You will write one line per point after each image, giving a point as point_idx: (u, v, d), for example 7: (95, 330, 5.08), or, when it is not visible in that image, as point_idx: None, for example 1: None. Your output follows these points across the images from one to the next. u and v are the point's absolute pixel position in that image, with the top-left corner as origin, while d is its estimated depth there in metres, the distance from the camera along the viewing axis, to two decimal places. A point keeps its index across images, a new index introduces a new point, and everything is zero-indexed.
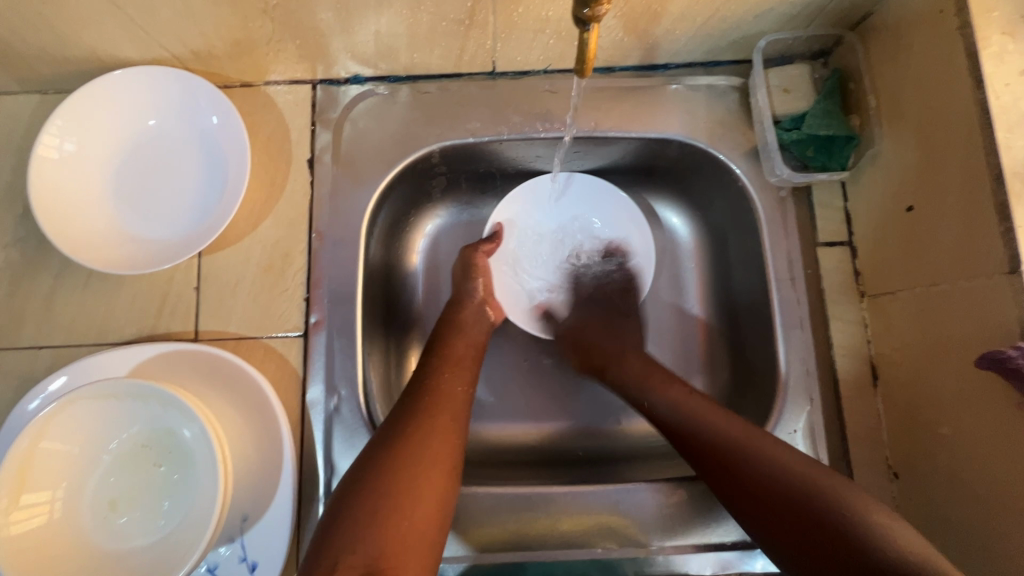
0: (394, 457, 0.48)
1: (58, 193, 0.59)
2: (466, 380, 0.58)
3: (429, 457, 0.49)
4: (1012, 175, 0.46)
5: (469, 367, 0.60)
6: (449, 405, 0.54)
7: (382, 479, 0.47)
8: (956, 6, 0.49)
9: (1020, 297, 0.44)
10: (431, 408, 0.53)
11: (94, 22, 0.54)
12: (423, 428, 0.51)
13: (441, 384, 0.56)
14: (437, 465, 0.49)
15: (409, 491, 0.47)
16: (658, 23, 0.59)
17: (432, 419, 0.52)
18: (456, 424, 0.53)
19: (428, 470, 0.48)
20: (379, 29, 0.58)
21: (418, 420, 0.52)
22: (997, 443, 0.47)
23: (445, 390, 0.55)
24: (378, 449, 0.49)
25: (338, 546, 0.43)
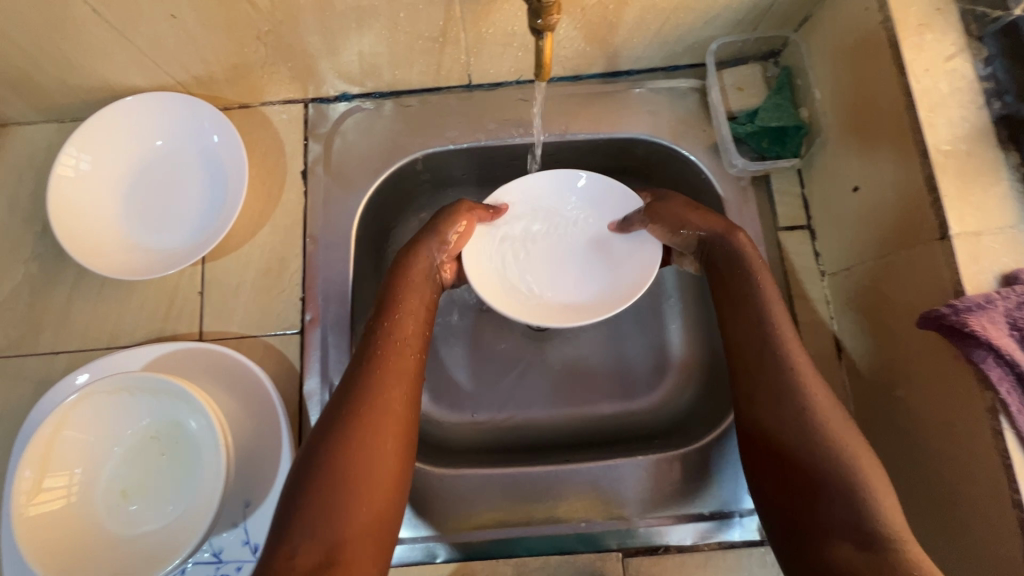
0: (344, 441, 0.47)
1: (75, 207, 0.64)
2: (419, 344, 0.56)
3: (384, 434, 0.49)
4: (936, 150, 0.50)
5: (419, 320, 0.57)
6: (400, 371, 0.53)
7: (331, 465, 0.46)
8: (879, 3, 0.54)
9: (951, 259, 0.48)
10: (382, 378, 0.51)
11: (108, 55, 0.60)
12: (377, 404, 0.50)
13: (397, 350, 0.54)
14: (391, 438, 0.49)
15: (357, 476, 0.46)
16: (617, 32, 0.64)
17: (385, 390, 0.51)
18: (410, 392, 0.52)
19: (382, 452, 0.48)
20: (362, 49, 0.64)
21: (370, 393, 0.50)
22: (944, 396, 0.50)
23: (399, 354, 0.54)
24: (327, 428, 0.48)
25: (291, 533, 0.43)
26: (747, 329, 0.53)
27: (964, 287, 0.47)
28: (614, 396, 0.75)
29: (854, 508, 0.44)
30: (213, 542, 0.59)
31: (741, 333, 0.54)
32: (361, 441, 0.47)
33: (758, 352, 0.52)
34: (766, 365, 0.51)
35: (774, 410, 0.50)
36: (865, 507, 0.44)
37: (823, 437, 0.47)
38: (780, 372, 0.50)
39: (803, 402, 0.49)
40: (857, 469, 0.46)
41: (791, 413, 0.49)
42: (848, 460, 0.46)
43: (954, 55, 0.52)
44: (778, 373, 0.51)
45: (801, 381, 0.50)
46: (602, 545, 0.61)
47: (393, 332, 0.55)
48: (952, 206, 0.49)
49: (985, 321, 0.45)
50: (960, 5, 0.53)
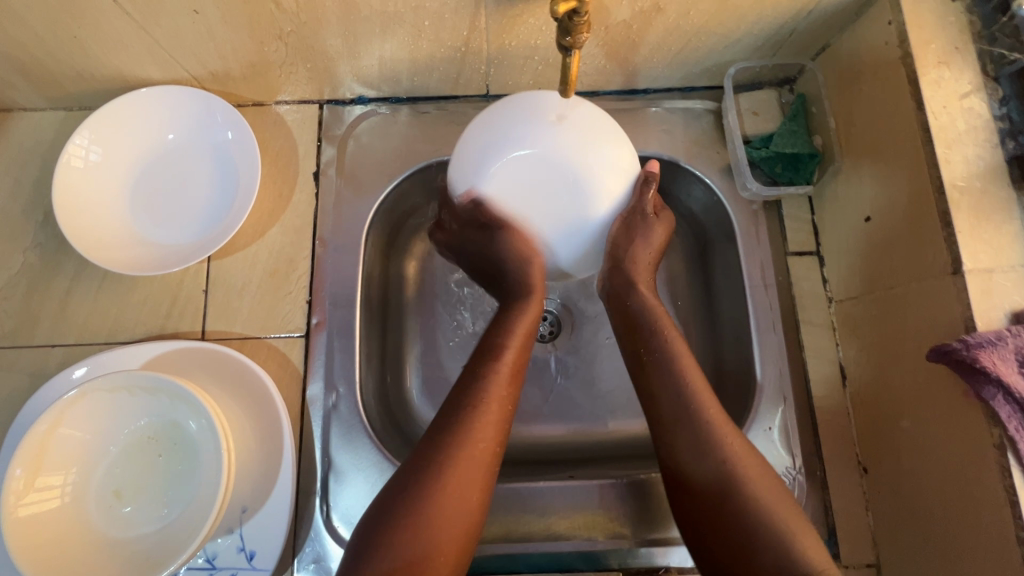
0: (429, 495, 0.48)
1: (80, 199, 0.63)
2: (511, 391, 0.56)
3: (463, 477, 0.50)
4: (952, 186, 0.51)
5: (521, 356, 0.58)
6: (492, 415, 0.53)
7: (414, 503, 0.48)
8: (899, 39, 0.55)
9: (962, 294, 0.49)
10: (477, 419, 0.52)
11: (124, 46, 0.60)
12: (465, 449, 0.51)
13: (488, 388, 0.55)
14: (473, 488, 0.50)
15: (440, 519, 0.48)
16: (637, 52, 0.65)
17: (472, 433, 0.52)
18: (496, 440, 0.53)
19: (461, 502, 0.49)
20: (383, 54, 0.64)
21: (463, 430, 0.51)
22: (948, 428, 0.51)
23: (490, 397, 0.54)
24: (415, 472, 0.50)
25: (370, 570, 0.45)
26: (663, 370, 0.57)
27: (975, 323, 0.48)
28: (618, 413, 0.74)
29: (768, 541, 0.47)
30: (207, 547, 0.58)
31: (665, 367, 0.57)
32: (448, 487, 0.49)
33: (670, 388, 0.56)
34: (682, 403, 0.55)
35: (695, 459, 0.52)
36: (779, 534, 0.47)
37: (742, 486, 0.50)
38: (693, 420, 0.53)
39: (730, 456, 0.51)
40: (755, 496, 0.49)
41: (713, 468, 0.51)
42: (760, 500, 0.49)
43: (970, 93, 0.53)
44: (695, 424, 0.53)
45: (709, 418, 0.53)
46: (603, 564, 0.61)
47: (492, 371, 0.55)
48: (965, 242, 0.50)
49: (995, 357, 0.45)
50: (978, 45, 0.54)
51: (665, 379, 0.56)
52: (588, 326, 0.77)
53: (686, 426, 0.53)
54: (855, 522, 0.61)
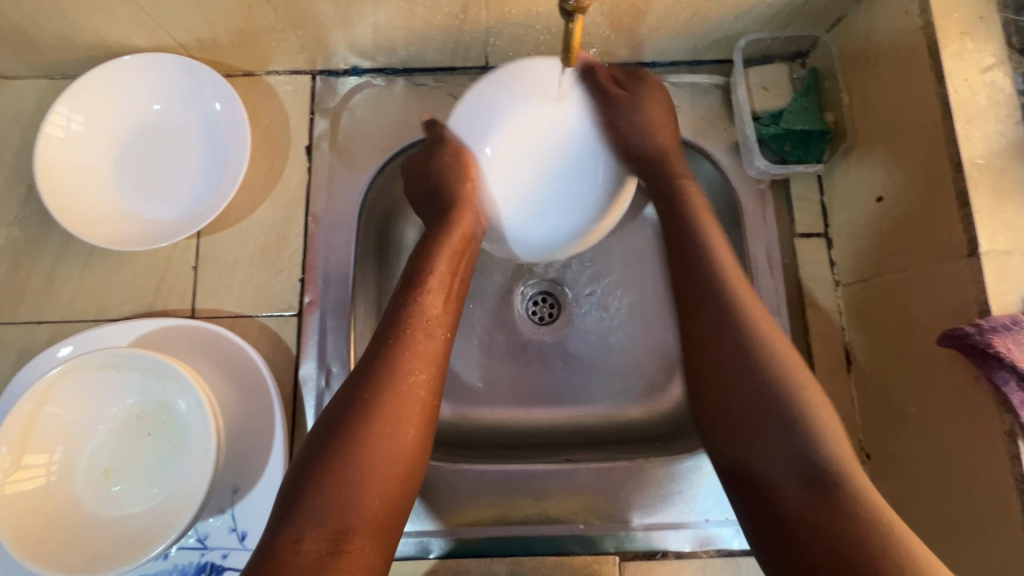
0: (351, 439, 0.46)
1: (63, 171, 0.61)
2: (447, 325, 0.54)
3: (400, 413, 0.48)
4: (971, 164, 0.49)
5: (451, 289, 0.57)
6: (425, 349, 0.51)
7: (342, 450, 0.45)
8: (920, 8, 0.52)
9: (978, 277, 0.47)
10: (406, 358, 0.50)
11: (104, 9, 0.57)
12: (393, 383, 0.48)
13: (420, 327, 0.52)
14: (411, 422, 0.48)
15: (371, 459, 0.45)
16: (644, 21, 0.62)
17: (401, 371, 0.49)
18: (432, 372, 0.51)
19: (399, 438, 0.47)
20: (377, 21, 0.61)
21: (387, 372, 0.49)
22: (956, 412, 0.50)
23: (423, 331, 0.52)
24: (341, 417, 0.47)
25: (299, 518, 0.42)
26: (724, 339, 0.51)
27: (989, 308, 0.46)
28: (616, 396, 0.72)
29: (845, 481, 0.43)
30: (199, 527, 0.57)
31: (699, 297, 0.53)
32: (377, 428, 0.46)
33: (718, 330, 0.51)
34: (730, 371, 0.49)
35: (736, 397, 0.48)
36: (815, 439, 0.45)
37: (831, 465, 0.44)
38: (740, 350, 0.49)
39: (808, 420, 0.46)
40: (814, 420, 0.46)
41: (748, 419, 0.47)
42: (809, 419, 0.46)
43: (992, 66, 0.50)
44: (749, 351, 0.49)
45: (773, 374, 0.48)
46: (600, 547, 0.60)
47: (421, 304, 0.54)
48: (982, 223, 0.48)
49: (1009, 342, 0.44)
50: (1003, 15, 0.51)
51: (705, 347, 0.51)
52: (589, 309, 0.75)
53: (740, 374, 0.49)
54: None
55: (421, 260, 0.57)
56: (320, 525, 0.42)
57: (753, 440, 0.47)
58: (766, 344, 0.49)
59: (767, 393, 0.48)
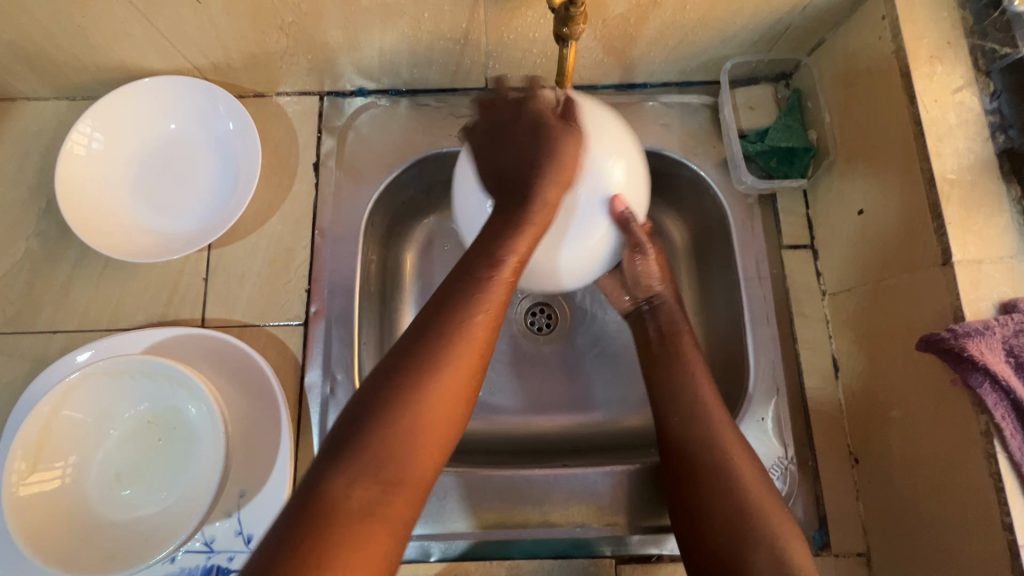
0: (404, 381, 0.45)
1: (82, 186, 0.64)
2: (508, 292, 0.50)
3: (453, 377, 0.46)
4: (943, 179, 0.52)
5: (533, 235, 0.52)
6: (485, 315, 0.48)
7: (405, 376, 0.45)
8: (892, 33, 0.56)
9: (952, 284, 0.50)
10: (469, 301, 0.48)
11: (127, 35, 0.60)
12: (451, 345, 0.46)
13: (482, 288, 0.49)
14: (468, 357, 0.47)
15: (422, 406, 0.44)
16: (635, 45, 0.65)
17: (458, 328, 0.47)
18: (486, 339, 0.48)
19: (457, 362, 0.46)
20: (383, 46, 0.64)
21: (445, 331, 0.47)
22: (936, 414, 0.52)
23: (507, 239, 0.51)
24: (402, 357, 0.46)
25: (350, 447, 0.42)
26: (681, 395, 0.59)
27: (963, 313, 0.49)
28: (612, 403, 0.74)
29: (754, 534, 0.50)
30: (205, 531, 0.59)
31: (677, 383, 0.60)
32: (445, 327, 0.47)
33: (683, 394, 0.59)
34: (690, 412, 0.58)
35: (696, 447, 0.56)
36: (777, 541, 0.49)
37: (754, 509, 0.51)
38: (705, 428, 0.56)
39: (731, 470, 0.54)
40: (750, 489, 0.52)
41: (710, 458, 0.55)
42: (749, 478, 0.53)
43: (961, 87, 0.54)
44: (706, 425, 0.57)
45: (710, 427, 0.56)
46: (598, 551, 0.62)
47: (492, 266, 0.50)
48: (955, 234, 0.50)
49: (982, 346, 0.46)
50: (970, 40, 0.55)
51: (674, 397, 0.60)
52: (586, 319, 0.78)
53: (704, 438, 0.56)
54: (846, 511, 0.61)
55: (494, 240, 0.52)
56: (371, 475, 0.42)
57: (716, 484, 0.53)
58: (716, 420, 0.57)
59: (717, 449, 0.55)
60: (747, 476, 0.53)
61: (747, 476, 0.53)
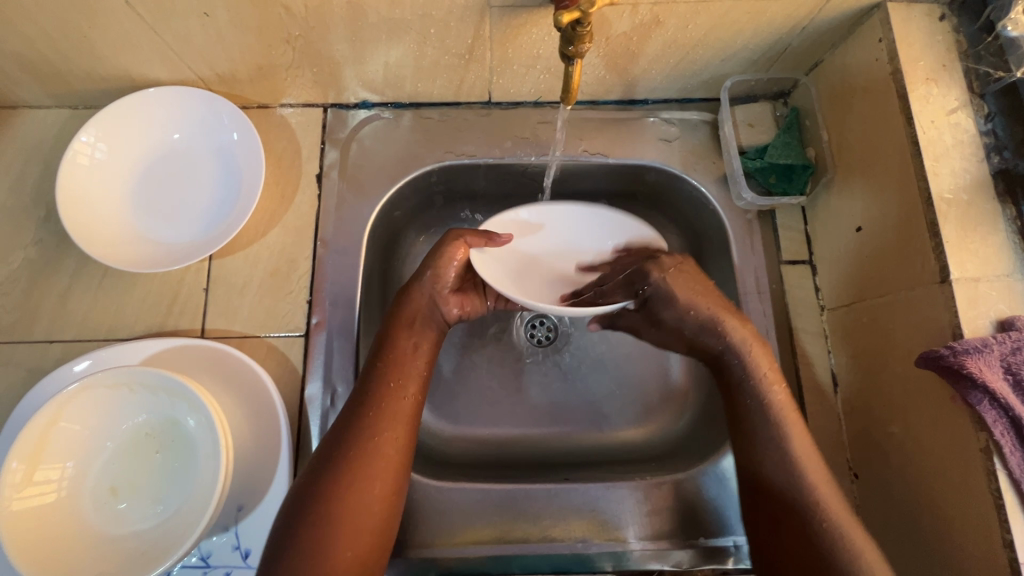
0: (331, 482, 0.50)
1: (83, 196, 0.63)
2: (420, 384, 0.58)
3: (378, 468, 0.52)
4: (940, 198, 0.53)
5: (426, 355, 0.59)
6: (395, 409, 0.55)
7: (331, 473, 0.50)
8: (889, 56, 0.57)
9: (950, 302, 0.50)
10: (377, 425, 0.53)
11: (133, 46, 0.60)
12: (368, 445, 0.52)
13: (393, 388, 0.55)
14: (382, 479, 0.52)
15: (358, 505, 0.50)
16: (637, 63, 0.66)
17: (375, 428, 0.53)
18: (405, 434, 0.55)
19: (371, 492, 0.51)
20: (388, 60, 0.65)
21: (363, 427, 0.53)
22: (936, 430, 0.52)
23: (404, 374, 0.57)
24: (327, 458, 0.51)
25: None
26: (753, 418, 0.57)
27: (962, 331, 0.49)
28: (611, 415, 0.74)
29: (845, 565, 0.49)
30: (202, 546, 0.58)
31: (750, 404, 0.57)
32: (358, 459, 0.51)
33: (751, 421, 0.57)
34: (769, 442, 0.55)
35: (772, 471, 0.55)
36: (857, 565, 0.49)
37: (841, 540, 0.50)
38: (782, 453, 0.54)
39: (815, 496, 0.53)
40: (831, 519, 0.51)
41: (781, 477, 0.54)
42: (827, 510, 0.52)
43: (956, 109, 0.55)
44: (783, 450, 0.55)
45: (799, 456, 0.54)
46: (598, 566, 0.61)
47: (392, 389, 0.55)
48: (952, 252, 0.51)
49: (981, 364, 0.47)
50: (964, 63, 0.56)
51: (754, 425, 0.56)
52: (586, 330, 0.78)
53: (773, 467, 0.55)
54: None
55: (392, 329, 0.59)
56: None
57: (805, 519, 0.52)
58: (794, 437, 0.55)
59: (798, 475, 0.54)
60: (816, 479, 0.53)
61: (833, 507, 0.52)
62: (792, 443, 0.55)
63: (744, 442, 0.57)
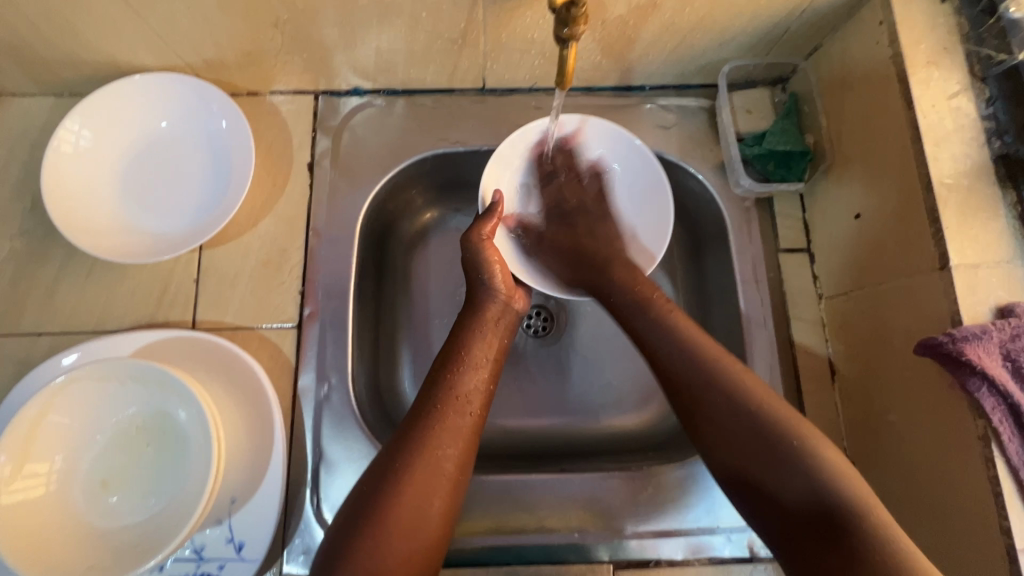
0: (390, 496, 0.49)
1: (69, 185, 0.62)
2: (484, 403, 0.55)
3: (437, 487, 0.50)
4: (940, 183, 0.52)
5: (490, 372, 0.58)
6: (457, 429, 0.53)
7: (389, 487, 0.49)
8: (889, 39, 0.56)
9: (950, 289, 0.50)
10: (436, 439, 0.51)
11: (117, 31, 0.59)
12: (426, 460, 0.50)
13: (455, 406, 0.53)
14: (440, 498, 0.50)
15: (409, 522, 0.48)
16: (633, 48, 0.65)
17: (435, 444, 0.51)
18: (466, 453, 0.53)
19: (428, 509, 0.49)
20: (380, 45, 0.64)
21: (425, 443, 0.51)
22: (934, 417, 0.52)
23: (468, 391, 0.55)
24: (387, 468, 0.50)
25: None
26: (678, 354, 0.55)
27: (961, 318, 0.49)
28: (608, 405, 0.74)
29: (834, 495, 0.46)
30: (195, 538, 0.57)
31: (662, 345, 0.56)
32: (416, 471, 0.50)
33: (686, 370, 0.54)
34: (755, 446, 0.49)
35: (716, 409, 0.52)
36: (832, 482, 0.46)
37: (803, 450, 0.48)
38: (707, 380, 0.52)
39: (778, 419, 0.50)
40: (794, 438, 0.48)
41: (805, 485, 0.47)
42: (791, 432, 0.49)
43: (957, 93, 0.54)
44: (709, 378, 0.52)
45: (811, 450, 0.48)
46: (594, 556, 0.61)
47: (455, 407, 0.53)
48: (952, 239, 0.51)
49: (979, 351, 0.46)
50: (966, 46, 0.55)
51: (730, 433, 0.51)
52: (583, 320, 0.77)
53: (704, 394, 0.52)
54: None
55: (459, 344, 0.58)
56: None
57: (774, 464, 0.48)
58: (712, 360, 0.53)
59: (740, 401, 0.51)
60: (761, 399, 0.51)
61: (787, 422, 0.49)
62: (788, 440, 0.48)
63: (701, 423, 0.52)
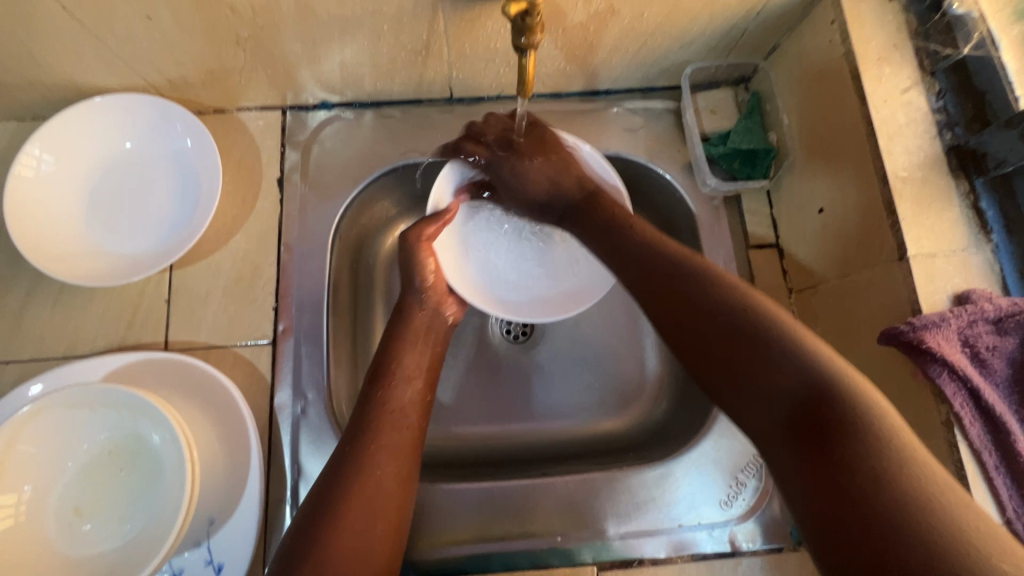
0: (328, 520, 0.48)
1: (32, 210, 0.61)
2: (421, 416, 0.57)
3: (378, 505, 0.50)
4: (895, 176, 0.53)
5: (425, 381, 0.60)
6: (393, 444, 0.54)
7: (330, 506, 0.49)
8: (840, 37, 0.58)
9: (909, 279, 0.51)
10: (375, 455, 0.52)
11: (75, 53, 0.58)
12: (364, 477, 0.51)
13: (392, 420, 0.55)
14: (383, 516, 0.50)
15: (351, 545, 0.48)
16: (596, 54, 0.66)
17: (375, 461, 0.52)
18: (407, 466, 0.54)
19: (368, 529, 0.49)
20: (344, 59, 0.64)
21: (361, 459, 0.52)
22: (900, 405, 0.53)
23: (404, 404, 0.56)
24: (328, 489, 0.50)
25: None
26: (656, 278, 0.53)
27: (921, 306, 0.50)
28: (590, 408, 0.74)
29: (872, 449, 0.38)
30: (173, 562, 0.57)
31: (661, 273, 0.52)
32: (356, 493, 0.50)
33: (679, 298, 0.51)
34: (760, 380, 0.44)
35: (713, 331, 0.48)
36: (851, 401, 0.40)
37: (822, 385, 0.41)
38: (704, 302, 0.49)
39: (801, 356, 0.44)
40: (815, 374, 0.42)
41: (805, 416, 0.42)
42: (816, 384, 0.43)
43: (908, 88, 0.56)
44: (697, 282, 0.50)
45: None
46: (578, 558, 0.61)
47: (390, 421, 0.55)
48: (909, 229, 0.52)
49: (938, 338, 0.47)
50: (915, 42, 0.57)
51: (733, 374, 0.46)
52: (559, 324, 0.77)
53: (696, 308, 0.49)
54: None
55: (389, 356, 0.59)
56: None
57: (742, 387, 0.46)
58: (707, 279, 0.50)
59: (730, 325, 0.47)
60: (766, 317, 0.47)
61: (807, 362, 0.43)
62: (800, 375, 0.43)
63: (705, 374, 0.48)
